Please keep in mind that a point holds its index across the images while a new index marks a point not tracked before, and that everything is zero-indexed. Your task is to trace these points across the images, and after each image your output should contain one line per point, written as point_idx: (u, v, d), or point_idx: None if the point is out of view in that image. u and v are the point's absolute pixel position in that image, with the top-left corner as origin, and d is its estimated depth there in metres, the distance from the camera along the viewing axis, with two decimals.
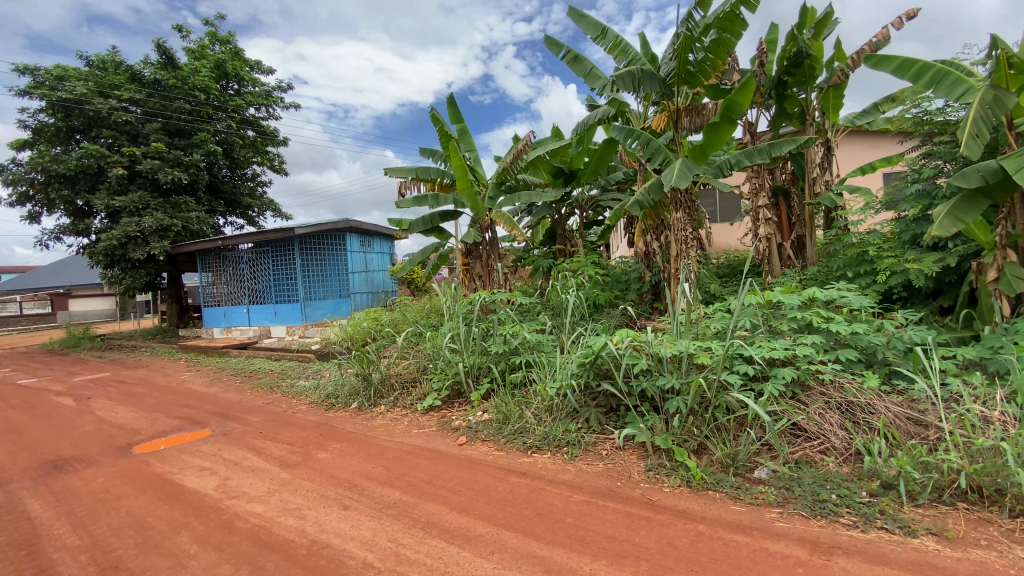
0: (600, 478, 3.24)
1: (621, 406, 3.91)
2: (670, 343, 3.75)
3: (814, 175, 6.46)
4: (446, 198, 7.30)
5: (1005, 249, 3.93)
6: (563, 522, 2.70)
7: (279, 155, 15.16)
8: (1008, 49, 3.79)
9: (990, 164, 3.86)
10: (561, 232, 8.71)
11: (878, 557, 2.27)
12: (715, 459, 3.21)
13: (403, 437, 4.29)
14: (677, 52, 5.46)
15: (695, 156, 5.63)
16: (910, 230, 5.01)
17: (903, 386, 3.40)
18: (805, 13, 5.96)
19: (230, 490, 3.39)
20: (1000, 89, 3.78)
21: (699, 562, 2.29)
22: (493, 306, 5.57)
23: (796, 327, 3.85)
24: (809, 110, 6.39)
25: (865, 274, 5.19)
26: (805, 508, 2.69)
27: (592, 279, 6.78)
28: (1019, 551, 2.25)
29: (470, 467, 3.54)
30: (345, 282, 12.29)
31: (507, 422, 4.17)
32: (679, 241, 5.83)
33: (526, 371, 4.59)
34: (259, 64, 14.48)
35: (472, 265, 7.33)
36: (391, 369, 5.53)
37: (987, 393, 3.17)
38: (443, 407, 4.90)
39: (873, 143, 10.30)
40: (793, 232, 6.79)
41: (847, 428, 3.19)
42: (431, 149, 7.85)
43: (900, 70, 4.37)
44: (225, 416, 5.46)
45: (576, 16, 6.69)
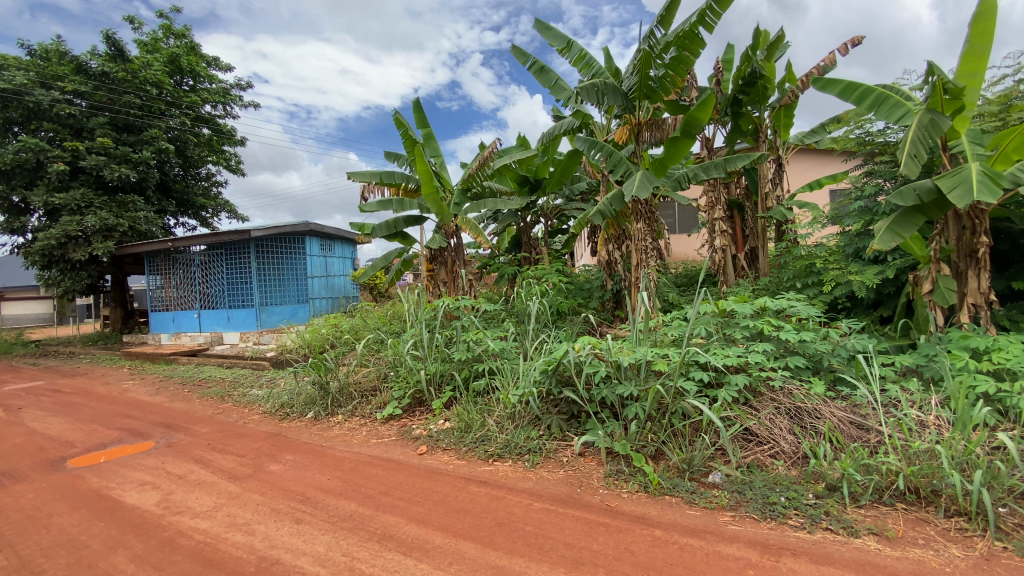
0: (560, 485, 3.24)
1: (582, 413, 3.95)
2: (629, 351, 3.82)
3: (767, 190, 6.76)
4: (411, 203, 7.23)
5: (939, 262, 4.21)
6: (523, 531, 2.68)
7: (236, 154, 14.64)
8: (943, 75, 3.97)
9: (926, 183, 4.12)
10: (526, 240, 8.76)
11: (823, 557, 2.36)
12: (672, 464, 3.28)
13: (361, 447, 4.18)
14: (639, 68, 5.60)
15: (656, 168, 5.80)
16: (853, 243, 5.30)
17: (847, 392, 3.56)
18: (758, 36, 6.25)
19: (173, 506, 3.20)
20: (936, 113, 4.06)
21: (656, 567, 2.31)
22: (457, 313, 5.52)
23: (748, 335, 3.99)
24: (762, 127, 6.67)
25: (813, 285, 5.47)
26: (756, 511, 2.78)
27: (556, 287, 6.85)
28: (953, 549, 2.39)
29: (430, 477, 3.46)
30: (304, 286, 11.91)
31: (468, 430, 4.12)
32: (640, 251, 5.99)
33: (489, 379, 4.56)
34: (216, 60, 14.00)
35: (436, 271, 7.25)
36: (351, 377, 5.40)
37: (923, 398, 3.38)
38: (404, 416, 4.80)
39: (820, 161, 10.92)
40: (746, 244, 7.07)
41: (795, 432, 3.31)
42: (395, 153, 7.76)
43: (845, 94, 4.63)
44: (171, 427, 5.17)
45: (542, 28, 6.80)
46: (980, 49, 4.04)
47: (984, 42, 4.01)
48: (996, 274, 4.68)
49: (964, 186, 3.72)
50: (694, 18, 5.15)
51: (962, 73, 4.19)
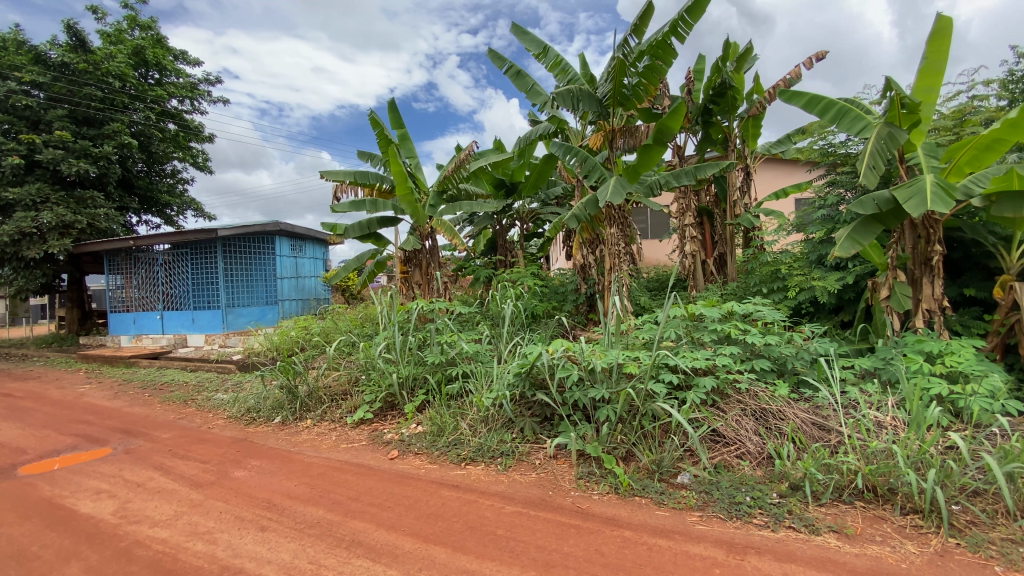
0: (532, 488, 3.25)
1: (555, 415, 3.97)
2: (602, 354, 3.86)
3: (735, 198, 6.95)
4: (385, 204, 7.15)
5: (896, 270, 4.40)
6: (494, 534, 2.67)
7: (203, 151, 14.22)
8: (901, 90, 4.16)
9: (883, 194, 4.30)
10: (502, 243, 8.76)
11: (786, 555, 2.43)
12: (642, 465, 3.33)
13: (330, 452, 4.09)
14: (613, 75, 5.69)
15: (629, 175, 5.89)
16: (816, 250, 5.49)
17: (809, 394, 3.68)
18: (727, 48, 6.43)
19: (130, 515, 3.06)
20: (893, 126, 4.24)
21: (625, 568, 2.34)
22: (431, 315, 5.48)
23: (715, 339, 4.09)
24: (731, 137, 6.86)
25: (778, 290, 5.63)
26: (722, 510, 2.84)
27: (531, 290, 6.88)
28: (908, 545, 2.49)
29: (401, 482, 3.41)
30: (273, 287, 11.63)
31: (441, 434, 4.08)
32: (613, 256, 6.08)
33: (463, 382, 4.53)
34: (184, 54, 13.58)
35: (410, 272, 7.17)
36: (320, 381, 5.29)
37: (880, 399, 3.52)
38: (375, 420, 4.73)
39: (786, 171, 11.30)
40: (715, 250, 7.24)
41: (760, 433, 3.40)
42: (369, 153, 7.67)
43: (809, 106, 4.79)
44: (130, 432, 4.95)
45: (519, 32, 6.84)
46: (935, 66, 4.25)
47: (939, 59, 4.21)
48: (949, 281, 4.91)
49: (919, 197, 3.89)
50: (667, 28, 5.26)
51: (918, 88, 4.40)
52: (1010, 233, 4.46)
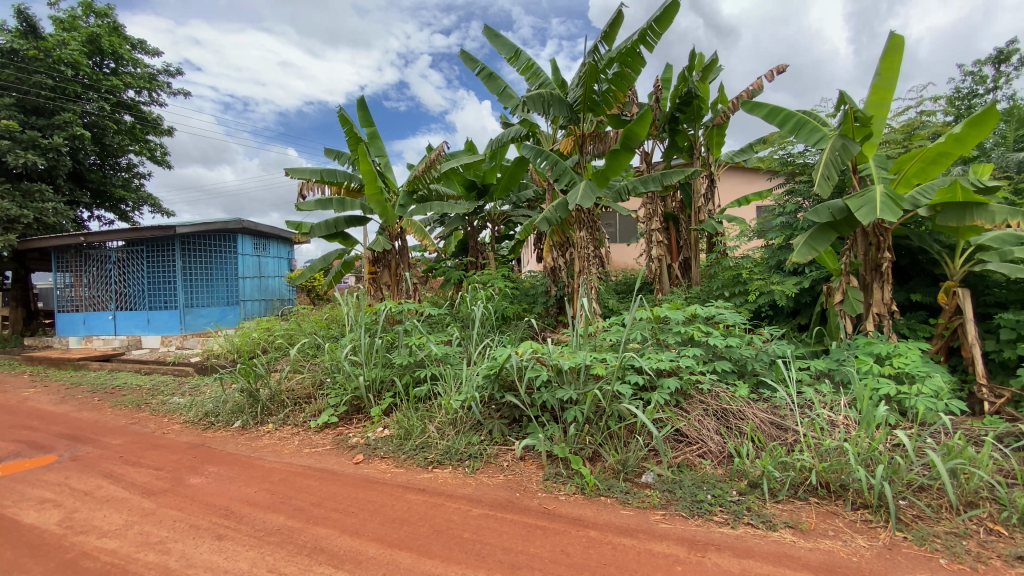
0: (499, 490, 3.24)
1: (524, 417, 3.98)
2: (569, 355, 3.89)
3: (700, 204, 7.14)
4: (353, 203, 7.03)
5: (849, 275, 4.61)
6: (460, 538, 2.65)
7: (162, 145, 13.65)
8: (854, 104, 4.35)
9: (837, 203, 4.50)
10: (473, 244, 8.75)
11: (745, 551, 2.50)
12: (608, 465, 3.38)
13: (293, 457, 3.98)
14: (583, 81, 5.77)
15: (598, 180, 5.98)
16: (775, 256, 5.69)
17: (768, 395, 3.81)
18: (694, 58, 6.61)
19: (77, 525, 2.90)
20: (846, 139, 4.44)
21: (589, 568, 2.36)
22: (400, 317, 5.41)
23: (680, 340, 4.19)
24: (697, 145, 7.05)
25: (740, 294, 5.81)
26: (684, 508, 2.91)
27: (501, 292, 6.88)
28: (859, 539, 2.61)
29: (366, 486, 3.35)
30: (235, 287, 11.25)
31: (408, 438, 4.02)
32: (583, 259, 6.15)
33: (431, 385, 4.47)
34: (143, 43, 13.02)
35: (379, 273, 7.06)
36: (283, 384, 5.15)
37: (834, 399, 3.67)
38: (340, 424, 4.62)
39: (747, 179, 11.70)
40: (681, 254, 7.41)
41: (721, 433, 3.51)
42: (337, 151, 7.53)
43: (770, 116, 4.97)
44: (77, 438, 4.69)
45: (491, 35, 6.85)
46: (886, 82, 4.48)
47: (890, 75, 4.45)
48: (898, 287, 5.15)
49: (870, 206, 4.09)
50: (636, 36, 5.36)
51: (871, 103, 4.62)
52: (953, 242, 4.73)
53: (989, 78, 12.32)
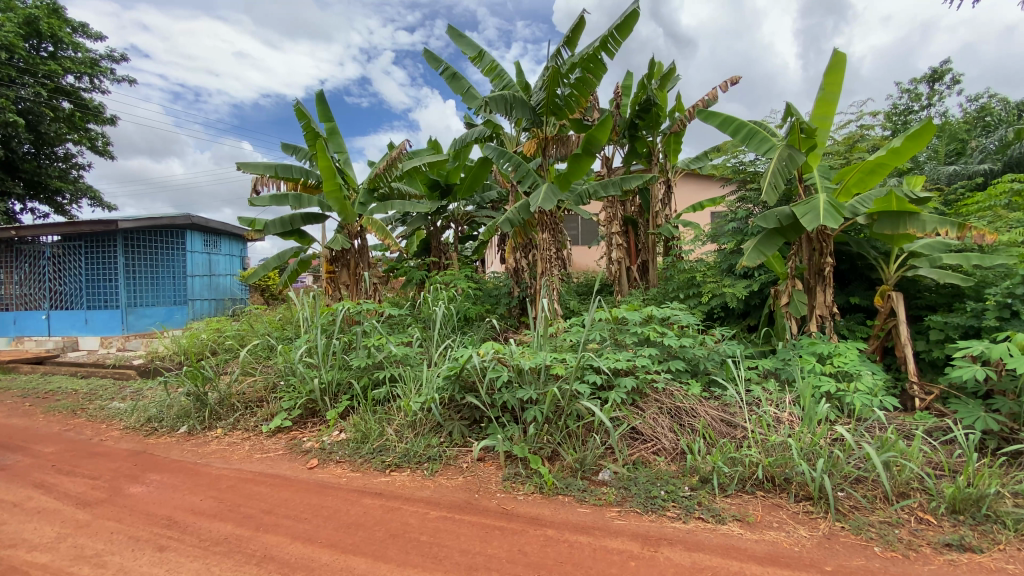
0: (457, 492, 3.22)
1: (484, 418, 3.98)
2: (530, 356, 3.92)
3: (657, 209, 7.36)
4: (310, 200, 6.84)
5: (794, 279, 4.84)
6: (417, 541, 2.62)
7: (104, 135, 12.88)
8: (799, 116, 4.59)
9: (784, 210, 4.72)
10: (436, 244, 8.69)
11: (696, 544, 2.59)
12: (566, 464, 3.42)
13: (243, 463, 3.83)
14: (546, 84, 5.83)
15: (560, 182, 6.05)
16: (727, 259, 5.91)
17: (719, 393, 3.97)
18: (653, 67, 6.78)
19: (3, 539, 2.70)
20: (792, 149, 4.67)
21: (546, 566, 2.38)
22: (358, 318, 5.30)
23: (636, 340, 4.31)
24: (655, 151, 7.25)
25: (694, 296, 6.01)
26: (639, 504, 2.98)
27: (464, 292, 6.85)
28: (801, 529, 2.75)
29: (320, 491, 3.27)
30: (182, 286, 10.73)
31: (365, 440, 3.93)
32: (544, 260, 6.22)
33: (390, 386, 4.40)
34: (84, 26, 12.24)
35: (337, 272, 6.90)
36: (233, 388, 4.94)
37: (779, 397, 3.86)
38: (294, 428, 4.48)
39: (702, 187, 12.15)
40: (639, 257, 7.60)
41: (674, 430, 3.63)
42: (295, 146, 7.31)
43: (723, 126, 5.17)
44: (3, 447, 4.35)
45: (455, 35, 6.83)
46: (829, 96, 4.74)
47: (833, 90, 4.71)
48: (839, 290, 5.46)
49: (814, 213, 4.32)
50: (597, 43, 5.46)
51: (815, 116, 4.87)
52: (888, 248, 5.04)
53: (923, 96, 13.24)
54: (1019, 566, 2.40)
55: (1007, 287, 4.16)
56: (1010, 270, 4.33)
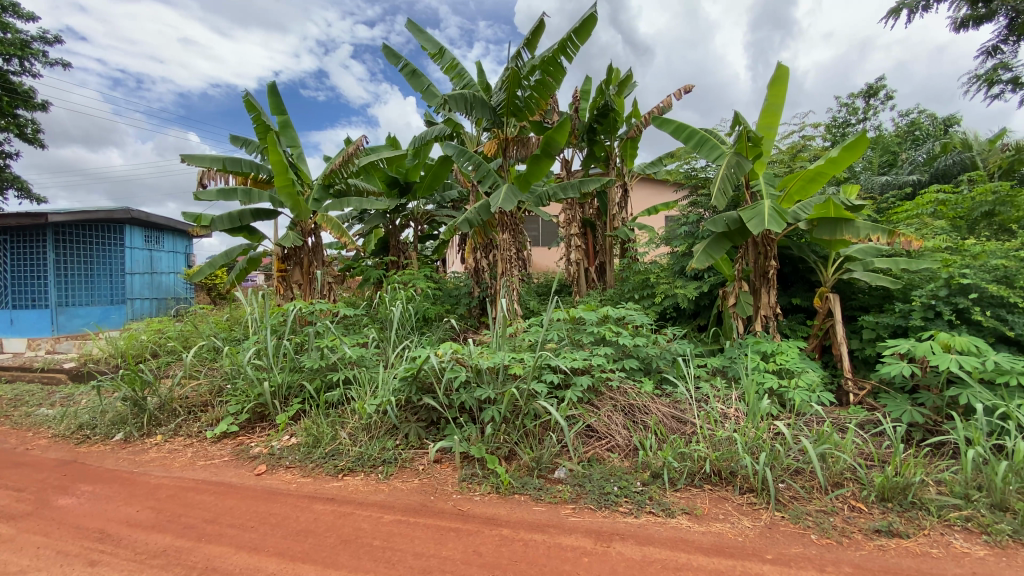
0: (413, 494, 3.19)
1: (441, 419, 3.95)
2: (488, 356, 3.92)
3: (614, 212, 7.52)
4: (261, 195, 6.59)
5: (741, 281, 5.06)
6: (370, 546, 2.57)
7: (34, 122, 11.95)
8: (747, 125, 4.80)
9: (732, 215, 4.93)
10: (394, 243, 8.53)
11: (646, 538, 2.66)
12: (522, 463, 3.44)
13: (184, 471, 3.65)
14: (506, 86, 5.85)
15: (520, 183, 6.11)
16: (679, 262, 6.11)
17: (670, 391, 4.12)
18: (611, 73, 6.93)
19: None
20: (740, 156, 4.88)
21: (501, 566, 2.39)
22: (310, 318, 5.15)
23: (592, 340, 4.42)
24: (612, 155, 7.40)
25: (648, 296, 6.18)
26: (593, 501, 3.04)
27: (423, 292, 6.78)
28: (745, 520, 2.88)
29: (268, 498, 3.15)
30: (120, 285, 10.12)
31: (317, 445, 3.83)
32: (505, 260, 6.24)
33: (344, 389, 4.29)
34: (13, 5, 11.33)
35: (289, 271, 6.70)
36: (175, 391, 4.72)
37: (727, 394, 4.03)
38: (241, 433, 4.30)
39: (657, 191, 12.52)
40: (597, 258, 7.76)
41: (628, 427, 3.73)
42: (245, 139, 7.02)
43: (676, 132, 5.34)
44: None
45: (415, 31, 6.75)
46: (774, 107, 4.98)
47: (777, 102, 4.96)
48: (782, 292, 5.74)
49: (759, 218, 4.52)
50: (557, 46, 5.53)
51: (762, 125, 5.11)
52: (826, 252, 5.34)
53: (860, 110, 14.10)
54: (940, 549, 2.59)
55: (931, 290, 4.48)
56: (933, 274, 4.66)
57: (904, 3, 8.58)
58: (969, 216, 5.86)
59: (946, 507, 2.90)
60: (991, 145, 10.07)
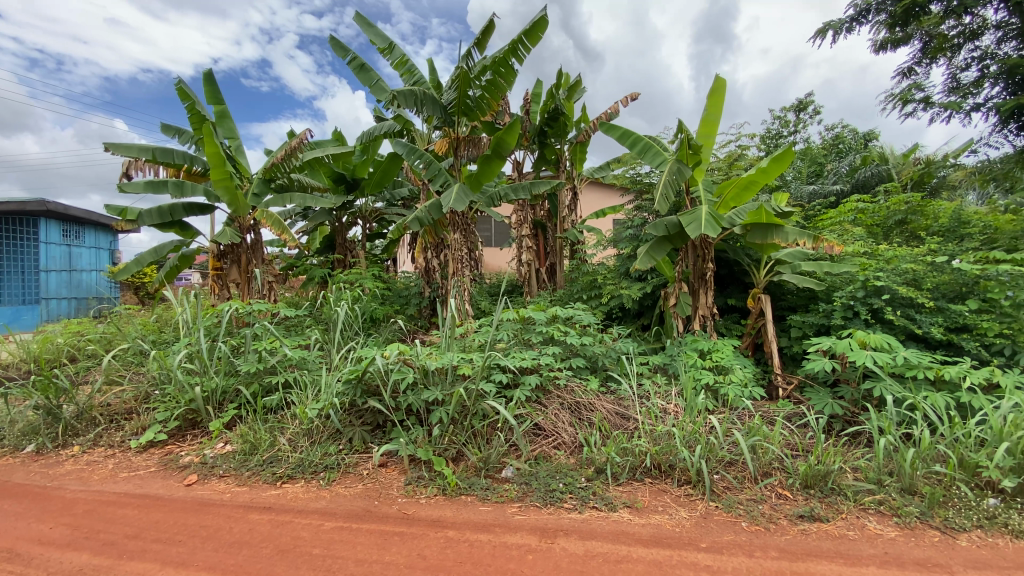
0: (356, 500, 3.12)
1: (387, 423, 3.88)
2: (437, 356, 3.90)
3: (564, 215, 7.66)
4: (195, 189, 6.23)
5: (681, 282, 5.28)
6: (309, 555, 2.50)
7: None
8: (687, 134, 5.02)
9: (672, 220, 5.14)
10: (341, 241, 8.23)
11: (589, 533, 2.73)
12: (470, 464, 3.44)
13: (104, 484, 3.39)
14: (456, 85, 5.83)
15: (471, 183, 6.11)
16: (625, 264, 6.30)
17: (614, 388, 4.26)
18: (561, 77, 7.05)
19: None
20: (681, 163, 5.09)
21: (445, 568, 2.39)
22: (247, 319, 4.93)
23: (541, 339, 4.49)
24: (562, 159, 7.53)
25: (595, 297, 6.35)
26: (539, 499, 3.09)
27: (371, 292, 6.64)
28: (682, 511, 3.01)
29: (198, 510, 2.99)
30: (33, 283, 9.39)
31: (254, 452, 3.67)
32: (457, 261, 6.22)
33: (284, 393, 4.14)
34: None
35: (225, 269, 6.37)
36: (95, 399, 4.40)
37: (666, 390, 4.21)
38: (170, 442, 4.05)
39: (605, 195, 12.85)
40: (548, 259, 7.90)
41: (573, 424, 3.82)
42: (177, 128, 6.62)
43: (622, 138, 5.51)
44: None
45: (364, 25, 6.60)
46: (712, 117, 5.24)
47: (715, 112, 5.21)
48: (719, 293, 6.05)
49: (696, 223, 4.74)
50: (507, 47, 5.56)
51: (702, 134, 5.36)
52: (759, 256, 5.68)
53: (791, 123, 15.04)
54: (856, 531, 2.82)
55: (850, 291, 4.85)
56: (852, 276, 5.04)
57: (830, 25, 9.22)
58: (884, 223, 6.37)
59: (861, 492, 3.16)
60: (904, 159, 11.00)
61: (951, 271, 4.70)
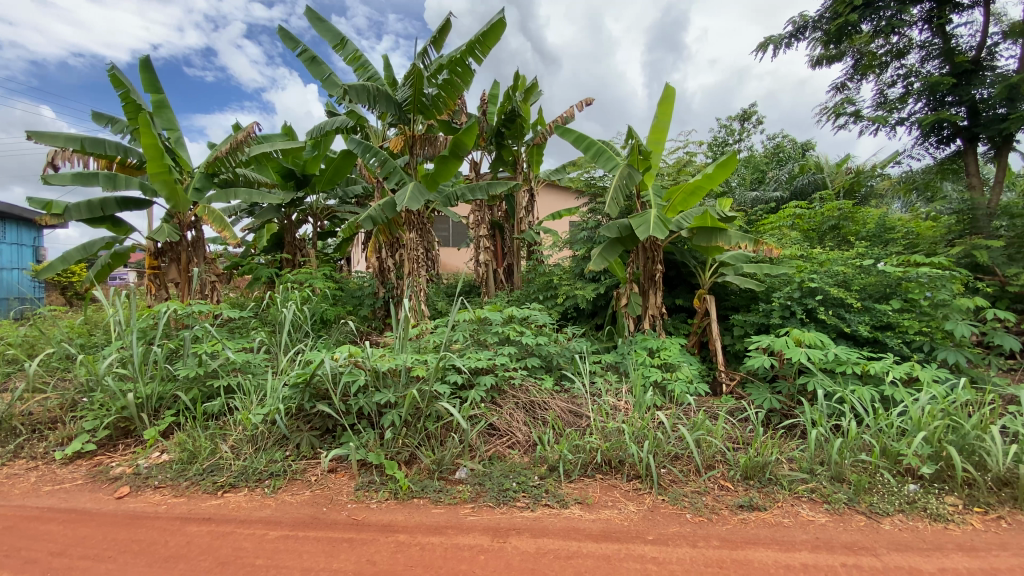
0: (303, 507, 3.04)
1: (338, 427, 3.80)
2: (389, 358, 3.85)
3: (520, 216, 7.65)
4: (129, 182, 5.85)
5: (632, 283, 5.44)
6: (251, 566, 2.41)
7: None
8: (637, 139, 5.18)
9: (623, 222, 5.29)
10: (290, 239, 7.94)
11: (540, 530, 2.78)
12: (423, 466, 3.42)
13: (23, 500, 3.13)
14: (412, 82, 5.76)
15: (427, 183, 6.06)
16: (579, 264, 6.41)
17: (568, 386, 4.34)
18: (518, 80, 7.10)
19: None
20: (632, 168, 5.24)
21: (395, 572, 2.37)
22: (187, 321, 4.69)
23: (497, 340, 4.51)
24: (519, 160, 7.59)
25: (550, 297, 6.44)
26: (491, 498, 3.11)
27: (322, 292, 6.46)
28: (630, 505, 3.11)
29: (130, 524, 2.82)
30: None
31: (193, 460, 3.50)
32: (412, 260, 6.16)
33: (227, 398, 3.97)
34: None
35: (163, 268, 6.05)
36: (14, 408, 4.06)
37: (616, 388, 4.33)
38: (99, 452, 3.79)
39: (562, 196, 13.05)
40: (505, 260, 7.95)
41: (527, 423, 3.88)
42: (110, 117, 6.21)
43: (577, 142, 5.61)
44: None
45: (316, 19, 6.41)
46: (662, 124, 5.43)
47: (664, 119, 5.40)
48: (668, 293, 6.28)
49: (645, 225, 4.90)
50: (464, 47, 5.56)
51: (652, 140, 5.55)
52: (705, 258, 5.92)
53: (737, 132, 15.76)
54: (791, 518, 3.00)
55: (788, 292, 5.14)
56: (789, 278, 5.35)
57: (771, 40, 9.75)
58: (819, 228, 6.78)
59: (795, 481, 3.36)
60: (837, 168, 11.75)
61: (877, 273, 5.07)
